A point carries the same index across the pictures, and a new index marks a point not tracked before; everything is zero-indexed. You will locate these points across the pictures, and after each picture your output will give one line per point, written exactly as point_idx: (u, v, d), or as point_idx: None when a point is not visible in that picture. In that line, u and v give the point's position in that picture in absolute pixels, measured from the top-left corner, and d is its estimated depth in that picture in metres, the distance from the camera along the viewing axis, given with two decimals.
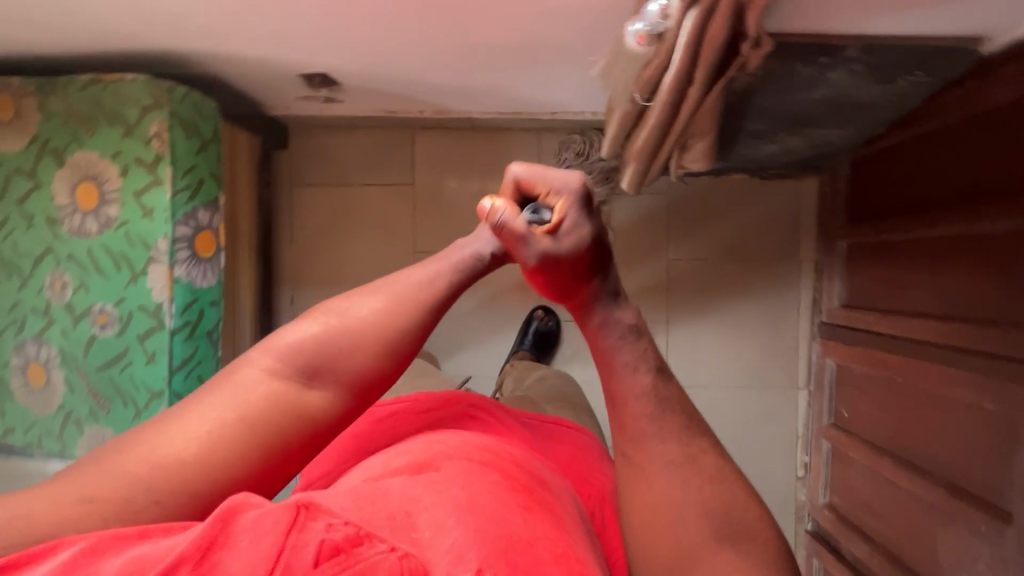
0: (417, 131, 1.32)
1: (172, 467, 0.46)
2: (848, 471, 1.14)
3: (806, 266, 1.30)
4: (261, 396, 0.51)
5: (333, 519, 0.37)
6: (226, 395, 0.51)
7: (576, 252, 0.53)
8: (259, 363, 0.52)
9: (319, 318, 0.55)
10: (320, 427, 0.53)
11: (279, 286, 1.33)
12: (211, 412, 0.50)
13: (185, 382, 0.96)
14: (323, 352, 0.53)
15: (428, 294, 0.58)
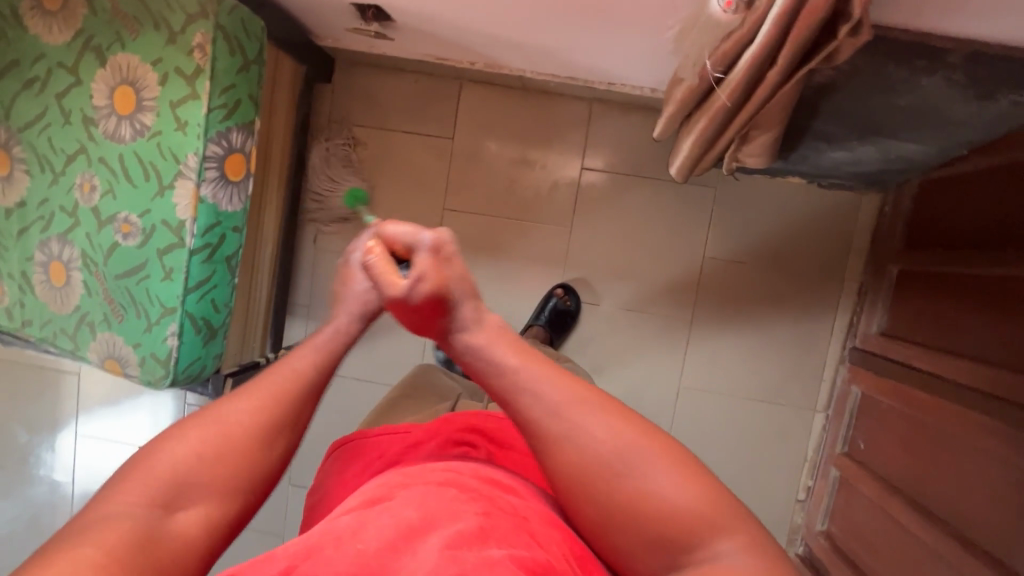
0: (465, 82, 1.27)
1: None
2: (854, 504, 1.10)
3: (849, 287, 1.22)
4: (135, 521, 0.48)
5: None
6: (94, 528, 0.46)
7: (430, 299, 0.56)
8: (120, 494, 0.49)
9: (178, 438, 0.53)
10: (208, 534, 0.51)
11: (304, 223, 1.32)
12: (80, 553, 0.44)
13: (198, 303, 0.95)
14: (183, 468, 0.51)
15: (297, 390, 0.58)
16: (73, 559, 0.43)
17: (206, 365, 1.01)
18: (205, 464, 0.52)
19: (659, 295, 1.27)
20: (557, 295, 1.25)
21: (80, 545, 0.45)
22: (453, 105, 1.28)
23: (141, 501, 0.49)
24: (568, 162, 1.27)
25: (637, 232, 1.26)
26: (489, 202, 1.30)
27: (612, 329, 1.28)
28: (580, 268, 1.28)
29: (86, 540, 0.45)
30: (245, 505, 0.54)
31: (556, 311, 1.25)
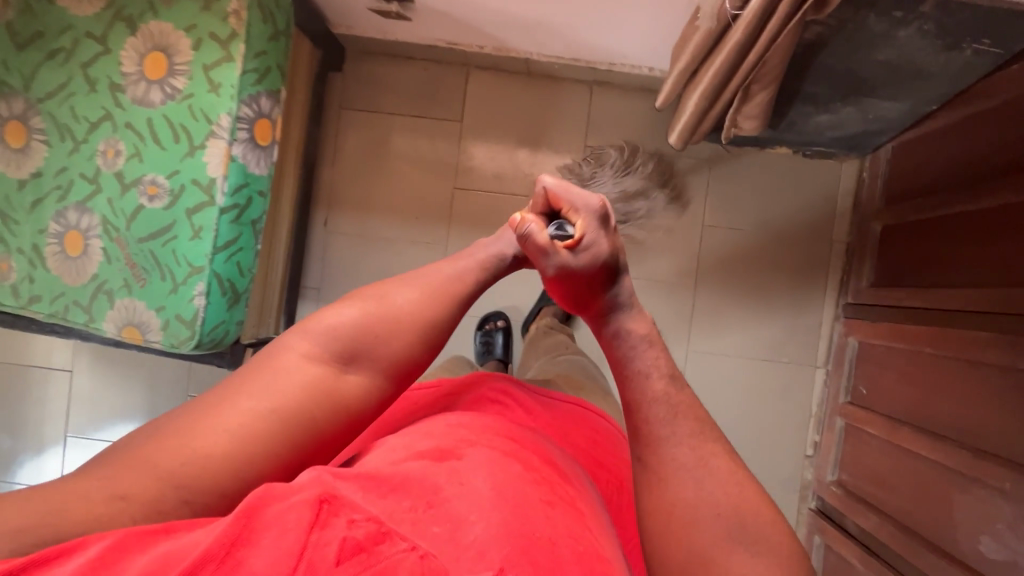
0: (473, 68, 1.34)
1: (204, 460, 0.47)
2: (862, 447, 1.15)
3: (837, 248, 1.31)
4: (305, 382, 0.53)
5: (355, 516, 0.38)
6: (268, 377, 0.52)
7: (592, 267, 0.58)
8: (298, 348, 0.54)
9: (355, 305, 0.57)
10: (355, 413, 0.55)
11: (316, 206, 1.34)
12: (246, 404, 0.50)
13: (225, 264, 0.95)
14: (353, 338, 0.55)
15: (461, 287, 0.63)
16: (244, 413, 0.50)
17: (229, 330, 1.00)
18: (370, 342, 0.56)
19: (663, 263, 1.33)
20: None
21: (253, 395, 0.51)
22: (461, 90, 1.34)
23: (312, 357, 0.54)
24: (573, 141, 1.34)
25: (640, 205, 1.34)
26: (498, 180, 1.35)
27: None
28: None
29: (262, 394, 0.51)
30: (395, 390, 0.58)
31: None
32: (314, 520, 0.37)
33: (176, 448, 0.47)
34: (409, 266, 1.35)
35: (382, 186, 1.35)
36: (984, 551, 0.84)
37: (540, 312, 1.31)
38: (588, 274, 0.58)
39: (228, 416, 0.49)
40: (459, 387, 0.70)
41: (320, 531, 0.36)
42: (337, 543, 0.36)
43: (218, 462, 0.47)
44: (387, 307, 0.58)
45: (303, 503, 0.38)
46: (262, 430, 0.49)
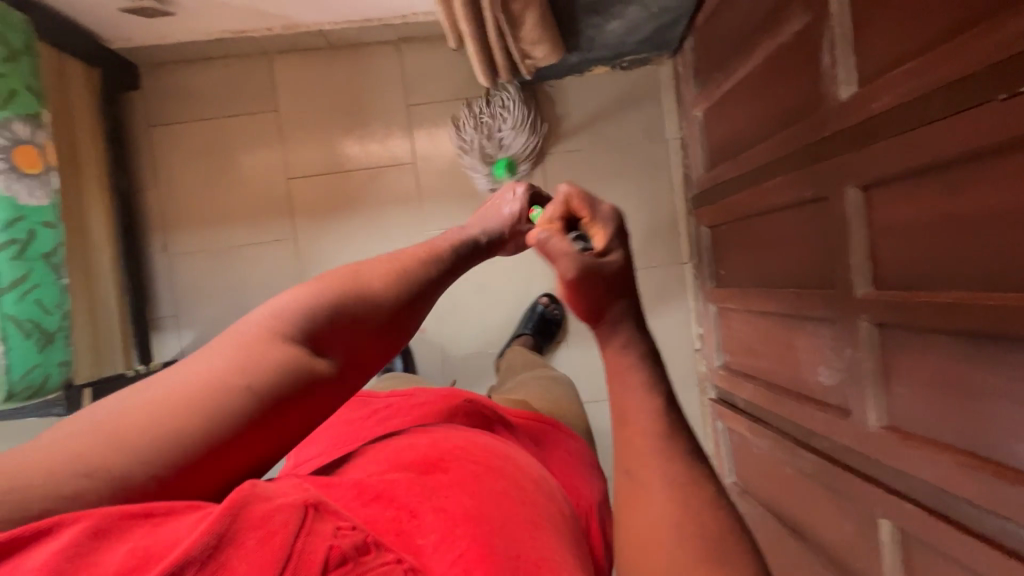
0: (276, 55, 1.29)
1: (165, 422, 0.37)
2: (731, 324, 1.17)
3: (673, 144, 1.34)
4: (263, 360, 0.41)
5: (342, 524, 0.34)
6: (226, 346, 0.41)
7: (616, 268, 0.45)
8: (258, 315, 0.43)
9: (378, 261, 0.50)
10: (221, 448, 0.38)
11: (148, 231, 1.28)
12: (217, 362, 0.40)
13: (20, 305, 0.89)
14: (320, 315, 0.44)
15: (433, 265, 0.53)
16: (228, 362, 0.40)
17: (50, 375, 0.95)
18: (355, 316, 0.46)
19: None
20: (542, 304, 1.30)
21: (166, 379, 0.39)
22: (269, 80, 1.29)
23: (270, 334, 0.42)
24: (396, 104, 1.31)
25: (479, 152, 1.32)
26: (330, 159, 1.31)
27: None
28: (436, 199, 1.32)
29: (211, 356, 0.40)
30: None
31: (541, 318, 1.30)
32: (302, 527, 0.33)
33: (102, 430, 0.36)
34: (263, 270, 1.30)
35: (214, 195, 1.30)
36: (823, 382, 0.86)
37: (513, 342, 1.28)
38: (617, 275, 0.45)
39: (154, 388, 0.38)
40: (428, 397, 0.66)
41: (306, 537, 0.32)
42: (327, 552, 0.32)
43: (164, 429, 0.37)
44: (349, 277, 0.47)
45: (290, 506, 0.34)
46: (211, 405, 0.38)
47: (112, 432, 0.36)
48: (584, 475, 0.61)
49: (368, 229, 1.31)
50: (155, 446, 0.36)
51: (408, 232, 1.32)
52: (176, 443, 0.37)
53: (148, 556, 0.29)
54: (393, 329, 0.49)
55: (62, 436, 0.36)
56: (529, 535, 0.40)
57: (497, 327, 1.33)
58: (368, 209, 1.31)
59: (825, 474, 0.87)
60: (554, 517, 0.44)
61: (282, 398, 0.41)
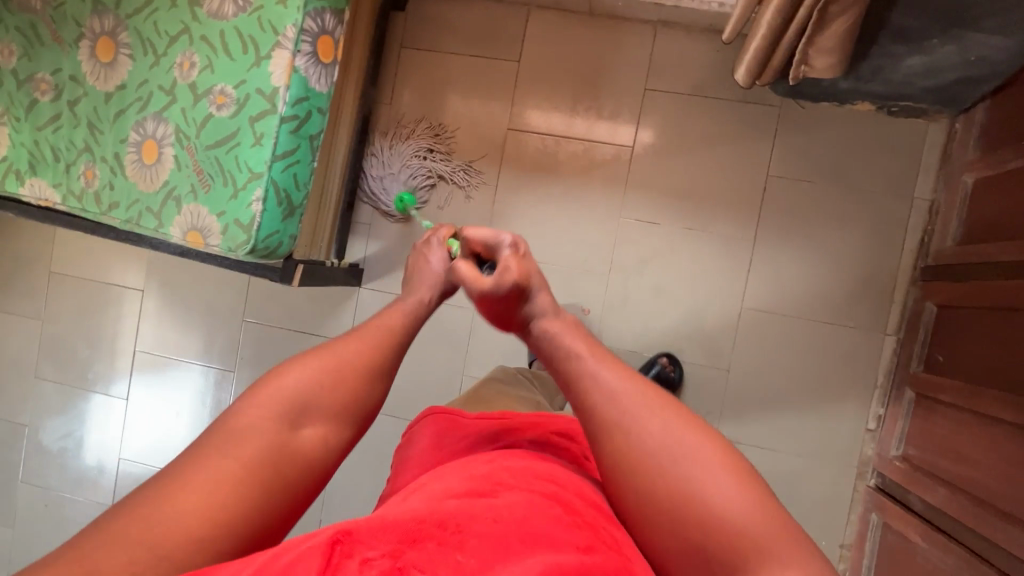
0: (534, 9, 1.31)
1: (184, 523, 0.47)
2: (934, 419, 1.04)
3: (919, 206, 1.20)
4: (260, 443, 0.53)
5: (368, 554, 0.41)
6: (214, 446, 0.52)
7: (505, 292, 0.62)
8: (251, 409, 0.55)
9: (303, 362, 0.59)
10: (321, 463, 0.56)
11: (371, 143, 1.37)
12: (210, 467, 0.51)
13: (283, 174, 0.99)
14: (299, 398, 0.56)
15: (393, 340, 0.64)
16: (206, 477, 0.50)
17: (282, 243, 1.04)
18: (311, 392, 0.57)
19: (720, 217, 1.26)
20: (661, 363, 1.25)
21: (217, 461, 0.51)
22: (520, 31, 1.31)
23: (261, 422, 0.54)
24: (632, 86, 1.28)
25: (700, 155, 1.27)
26: (553, 122, 1.32)
27: (670, 253, 1.28)
28: (640, 189, 1.29)
29: (222, 454, 0.52)
30: (353, 436, 0.60)
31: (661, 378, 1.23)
32: (325, 566, 0.39)
33: (139, 529, 0.46)
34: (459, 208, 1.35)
35: (438, 126, 1.36)
36: None
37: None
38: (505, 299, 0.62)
39: (192, 490, 0.49)
40: (522, 423, 0.70)
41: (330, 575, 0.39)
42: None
43: (204, 513, 0.48)
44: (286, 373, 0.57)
45: (312, 546, 0.41)
46: (217, 503, 0.49)
47: (115, 535, 0.45)
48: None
49: (565, 199, 1.31)
50: (211, 535, 0.48)
51: (605, 213, 1.30)
52: (244, 511, 0.50)
53: None
54: (348, 406, 0.59)
55: (109, 530, 0.46)
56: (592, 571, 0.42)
57: (661, 335, 1.28)
58: (574, 180, 1.31)
59: None
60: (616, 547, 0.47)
61: (292, 468, 0.54)
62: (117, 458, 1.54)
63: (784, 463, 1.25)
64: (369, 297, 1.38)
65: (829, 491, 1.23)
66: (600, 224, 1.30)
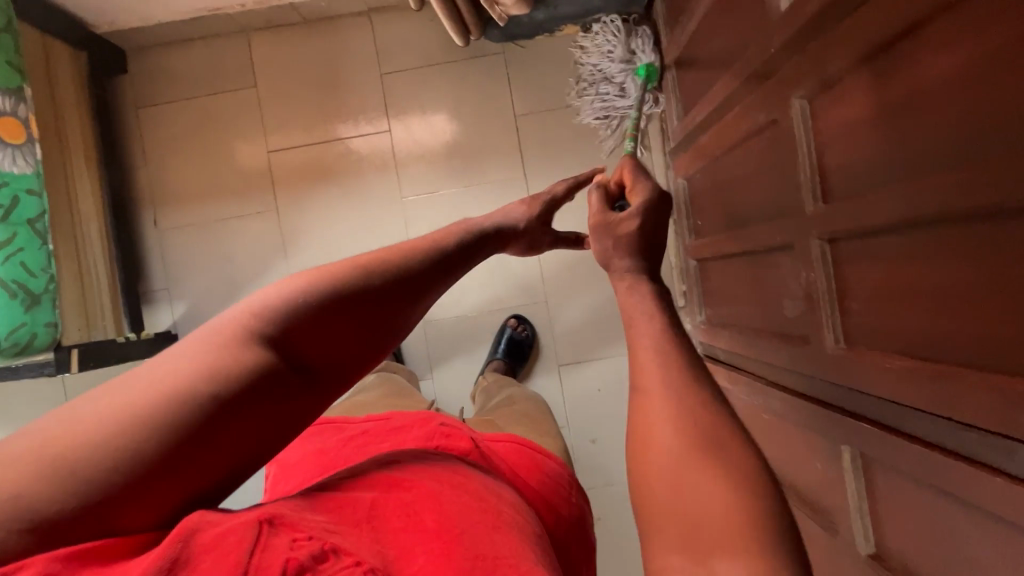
0: (251, 33, 1.32)
1: (133, 433, 0.35)
2: (709, 276, 1.14)
3: (649, 99, 1.31)
4: (225, 357, 0.39)
5: (297, 535, 0.35)
6: (200, 344, 0.39)
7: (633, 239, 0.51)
8: (239, 311, 0.41)
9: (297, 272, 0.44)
10: (296, 398, 0.42)
11: (139, 209, 1.34)
12: (179, 363, 0.38)
13: (5, 266, 0.95)
14: (319, 293, 0.43)
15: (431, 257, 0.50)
16: (167, 369, 0.37)
17: (36, 334, 0.99)
18: (353, 301, 0.44)
19: (490, 164, 1.32)
20: (510, 326, 1.30)
21: (171, 364, 0.38)
22: (246, 57, 1.33)
23: (246, 335, 0.40)
24: (369, 73, 1.32)
25: (452, 114, 1.32)
26: (308, 131, 1.33)
27: (459, 213, 1.32)
28: (411, 166, 1.33)
29: (202, 351, 0.39)
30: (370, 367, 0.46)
31: (512, 341, 1.28)
32: (255, 540, 0.34)
33: (57, 434, 0.35)
34: (249, 242, 1.34)
35: (201, 170, 1.34)
36: (787, 315, 0.83)
37: (485, 369, 1.29)
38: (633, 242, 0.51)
39: (102, 398, 0.36)
40: (408, 419, 0.67)
41: (262, 552, 0.33)
42: (283, 564, 0.32)
43: (138, 431, 0.35)
44: (337, 269, 0.45)
45: (244, 524, 0.35)
46: (157, 412, 0.36)
47: (78, 442, 0.34)
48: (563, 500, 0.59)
49: (346, 198, 1.33)
50: (124, 453, 0.35)
51: (385, 198, 1.33)
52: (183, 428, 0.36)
53: None
54: (357, 330, 0.44)
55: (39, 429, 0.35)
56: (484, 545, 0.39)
57: (477, 291, 1.33)
58: (348, 178, 1.33)
59: (792, 411, 0.84)
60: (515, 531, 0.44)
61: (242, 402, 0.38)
62: None
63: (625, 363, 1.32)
64: None
65: None
66: (386, 209, 1.33)
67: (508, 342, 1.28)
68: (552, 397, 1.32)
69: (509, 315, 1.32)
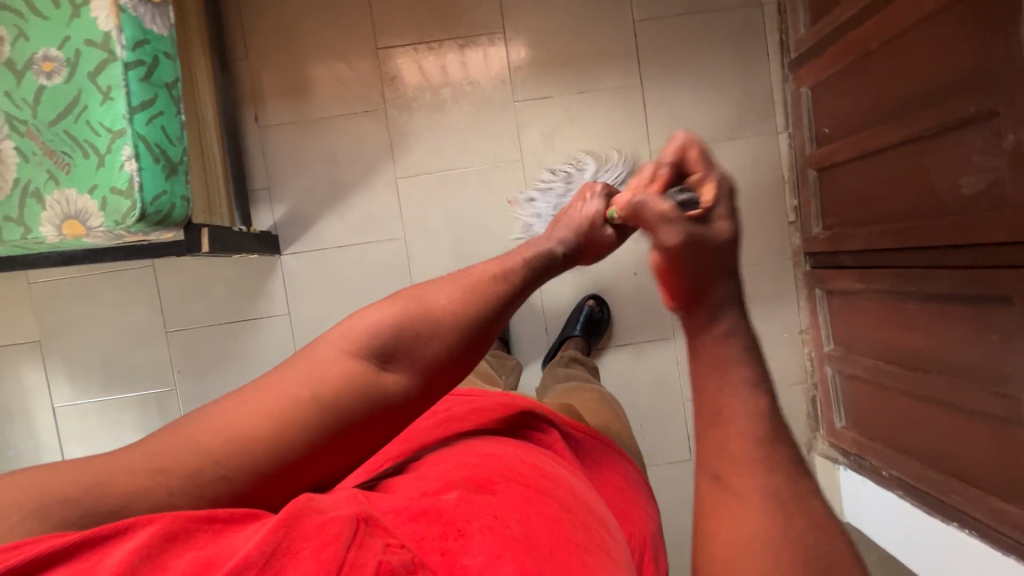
0: None
1: (248, 445, 0.44)
2: (839, 181, 1.15)
3: (769, 10, 1.28)
4: (335, 376, 0.48)
5: (390, 541, 0.38)
6: (303, 367, 0.48)
7: (719, 240, 0.49)
8: (334, 339, 0.50)
9: (390, 304, 0.52)
10: (391, 415, 0.50)
11: (240, 105, 1.29)
12: (285, 385, 0.47)
13: (148, 127, 0.90)
14: (392, 336, 0.50)
15: (502, 286, 0.56)
16: (281, 386, 0.47)
17: (175, 205, 0.94)
18: (432, 337, 0.52)
19: (605, 71, 1.29)
20: (589, 305, 1.29)
21: (280, 387, 0.47)
22: None
23: (338, 355, 0.49)
24: None
25: (567, 18, 1.29)
26: (417, 30, 1.29)
27: (571, 121, 1.30)
28: (524, 68, 1.29)
29: (294, 376, 0.48)
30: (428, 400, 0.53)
31: (588, 319, 1.28)
32: (350, 541, 0.36)
33: (196, 432, 0.44)
34: (354, 142, 1.30)
35: (305, 66, 1.29)
36: (963, 192, 0.85)
37: (562, 344, 1.27)
38: (698, 257, 0.49)
39: (205, 422, 0.45)
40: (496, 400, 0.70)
41: (357, 551, 0.35)
42: (377, 566, 0.35)
43: (265, 438, 0.45)
44: (419, 302, 0.52)
45: (342, 519, 0.38)
46: (278, 433, 0.45)
47: (198, 458, 0.43)
48: (640, 505, 0.58)
49: (455, 102, 1.30)
50: (230, 454, 0.43)
51: (496, 104, 1.30)
52: (278, 454, 0.45)
53: (208, 564, 0.34)
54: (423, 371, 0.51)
55: (188, 422, 0.45)
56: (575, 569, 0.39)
57: None
58: (458, 80, 1.29)
59: (965, 288, 0.85)
60: (605, 550, 0.43)
61: (347, 416, 0.48)
62: None
63: None
64: (293, 261, 1.31)
65: (775, 288, 1.32)
66: (497, 114, 1.30)
67: (587, 318, 1.27)
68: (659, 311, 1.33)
69: None
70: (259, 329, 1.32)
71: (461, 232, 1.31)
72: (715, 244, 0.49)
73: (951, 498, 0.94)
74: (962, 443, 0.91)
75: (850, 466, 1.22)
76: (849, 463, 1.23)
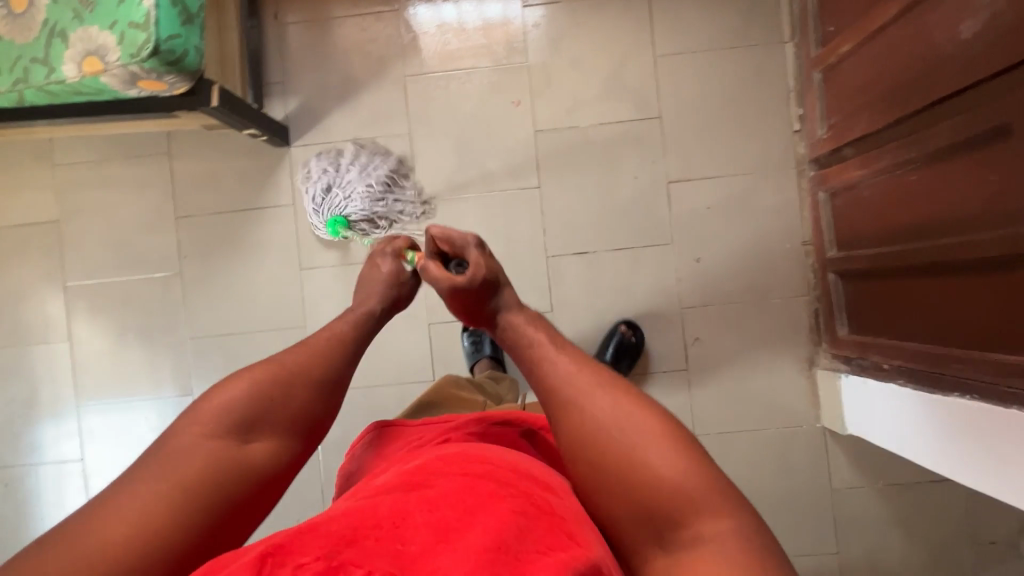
0: None
1: (145, 526, 0.50)
2: (842, 76, 1.14)
3: None
4: (201, 464, 0.55)
5: (302, 560, 0.38)
6: (165, 463, 0.54)
7: (484, 285, 0.70)
8: (190, 430, 0.57)
9: (233, 384, 0.61)
10: (264, 477, 0.58)
11: (262, 3, 1.35)
12: (156, 481, 0.53)
13: None
14: (248, 409, 0.60)
15: (311, 364, 0.66)
16: (147, 488, 0.52)
17: (188, 52, 0.98)
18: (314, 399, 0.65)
19: None
20: (621, 331, 1.28)
21: (154, 483, 0.53)
22: None
23: (203, 438, 0.57)
24: None
25: None
26: None
27: (577, 27, 1.32)
28: None
29: (167, 472, 0.54)
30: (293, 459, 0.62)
31: (619, 345, 1.27)
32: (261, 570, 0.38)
33: (115, 520, 0.50)
34: (367, 42, 1.35)
35: None
36: (963, 39, 0.83)
37: None
38: (481, 294, 0.70)
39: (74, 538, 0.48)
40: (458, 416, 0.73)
41: None
42: None
43: (149, 526, 0.50)
44: (278, 372, 0.63)
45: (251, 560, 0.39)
46: (175, 512, 0.52)
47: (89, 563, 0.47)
48: None
49: (468, 6, 1.33)
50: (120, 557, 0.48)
51: (506, 8, 1.33)
52: (184, 521, 0.52)
53: None
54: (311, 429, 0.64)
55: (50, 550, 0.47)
56: (516, 524, 0.43)
57: (592, 105, 1.32)
58: None
59: (963, 138, 0.84)
60: (545, 507, 0.47)
61: (230, 489, 0.56)
62: (77, 407, 1.39)
63: (721, 197, 1.31)
64: (302, 153, 1.35)
65: (779, 198, 1.30)
66: (505, 16, 1.33)
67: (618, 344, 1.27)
68: (659, 217, 1.32)
69: (624, 132, 1.32)
70: (267, 219, 1.36)
71: (465, 133, 1.34)
72: (490, 285, 0.70)
73: (952, 369, 0.90)
74: (958, 304, 0.88)
75: (853, 371, 1.18)
76: (851, 370, 1.19)
